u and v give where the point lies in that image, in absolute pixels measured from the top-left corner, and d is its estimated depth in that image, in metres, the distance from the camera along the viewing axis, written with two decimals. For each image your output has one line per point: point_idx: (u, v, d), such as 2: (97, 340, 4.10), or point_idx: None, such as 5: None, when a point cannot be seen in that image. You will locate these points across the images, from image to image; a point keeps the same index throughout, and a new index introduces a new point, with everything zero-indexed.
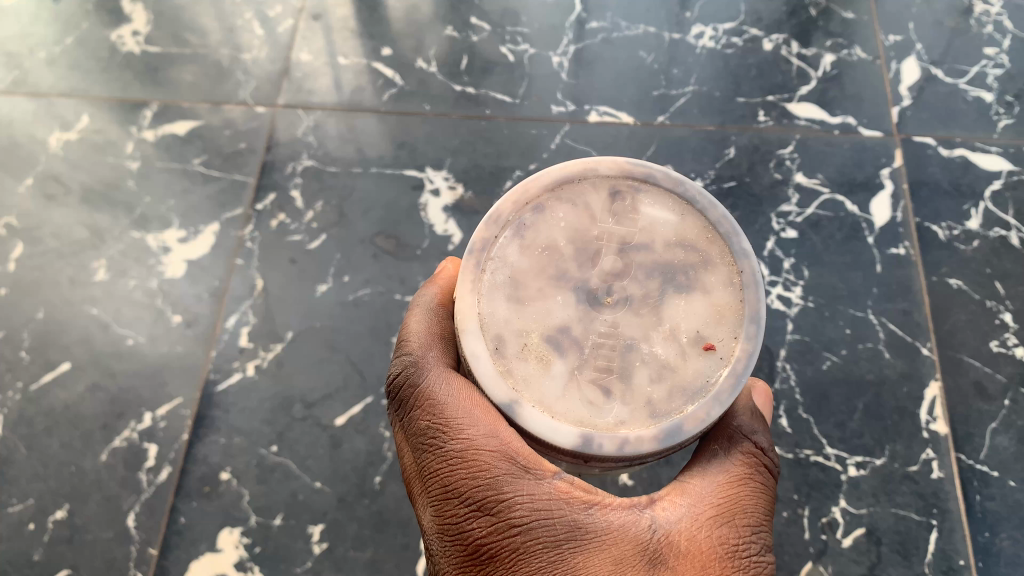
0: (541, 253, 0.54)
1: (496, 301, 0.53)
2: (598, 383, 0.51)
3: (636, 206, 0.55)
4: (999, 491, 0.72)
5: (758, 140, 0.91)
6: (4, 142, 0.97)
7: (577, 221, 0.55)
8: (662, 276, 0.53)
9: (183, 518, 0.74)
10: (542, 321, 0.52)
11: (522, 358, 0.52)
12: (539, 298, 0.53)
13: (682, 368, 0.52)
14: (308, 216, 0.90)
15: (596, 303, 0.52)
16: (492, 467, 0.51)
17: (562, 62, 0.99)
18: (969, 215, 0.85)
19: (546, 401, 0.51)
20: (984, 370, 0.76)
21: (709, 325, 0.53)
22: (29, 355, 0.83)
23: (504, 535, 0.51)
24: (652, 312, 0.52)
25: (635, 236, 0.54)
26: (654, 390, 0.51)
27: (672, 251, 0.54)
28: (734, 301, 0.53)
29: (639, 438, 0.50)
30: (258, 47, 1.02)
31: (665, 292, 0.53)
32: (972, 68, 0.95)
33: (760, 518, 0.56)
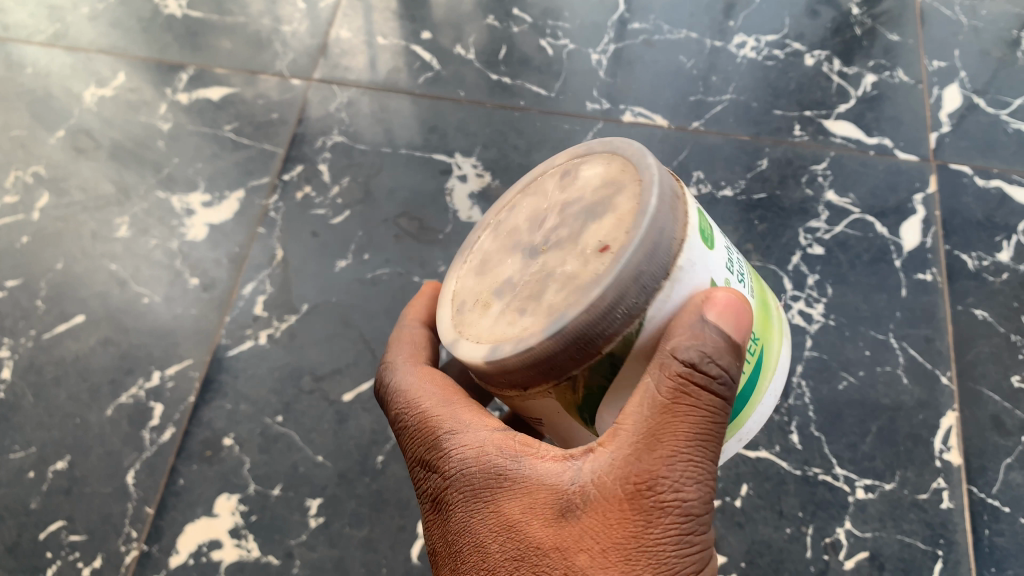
0: (505, 237, 0.48)
1: (467, 280, 0.48)
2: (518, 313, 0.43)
3: (574, 172, 0.46)
4: (1009, 527, 0.69)
5: (792, 154, 0.90)
6: (39, 93, 0.97)
7: (535, 204, 0.48)
8: (581, 205, 0.43)
9: (182, 480, 0.74)
10: (489, 283, 0.46)
11: (469, 308, 0.46)
12: (497, 266, 0.46)
13: (582, 274, 0.40)
14: (333, 191, 0.89)
15: (534, 252, 0.44)
16: (432, 430, 0.50)
17: (600, 60, 0.98)
18: (1000, 247, 0.83)
19: (475, 338, 0.44)
20: (1002, 404, 0.74)
21: (606, 231, 0.40)
22: (45, 304, 0.83)
23: (440, 490, 0.49)
24: (570, 240, 0.42)
25: (573, 194, 0.45)
26: (557, 294, 0.40)
27: (602, 176, 0.44)
28: (586, 240, 0.41)
29: (528, 337, 0.40)
30: (299, 20, 1.03)
31: (580, 230, 0.42)
32: (1015, 100, 0.93)
33: (682, 449, 0.42)
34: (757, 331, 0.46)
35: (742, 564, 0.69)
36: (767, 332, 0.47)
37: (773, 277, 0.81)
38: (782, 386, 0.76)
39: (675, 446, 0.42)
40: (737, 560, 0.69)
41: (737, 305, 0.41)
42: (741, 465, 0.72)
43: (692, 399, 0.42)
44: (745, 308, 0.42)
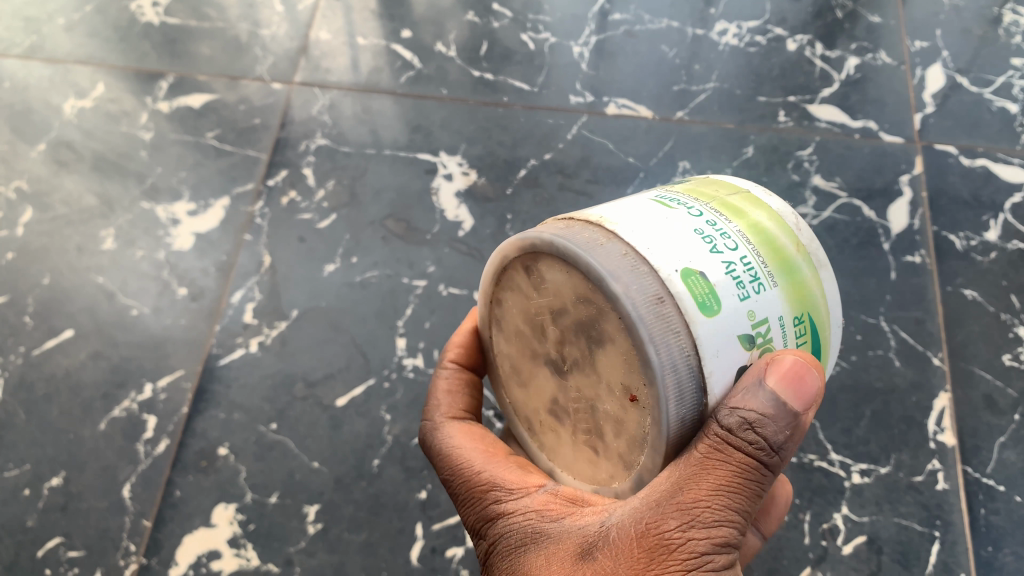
0: (519, 346, 0.52)
1: (515, 391, 0.55)
2: (589, 441, 0.49)
3: (542, 271, 0.47)
4: (1004, 505, 0.69)
5: (776, 141, 0.90)
6: (19, 107, 0.96)
7: (520, 306, 0.50)
8: (600, 316, 0.43)
9: (179, 491, 0.73)
10: (540, 399, 0.52)
11: (545, 432, 0.53)
12: (534, 381, 0.52)
13: (627, 419, 0.44)
14: (319, 195, 0.89)
15: (560, 371, 0.48)
16: (489, 496, 0.53)
17: (583, 52, 0.98)
18: (987, 226, 0.83)
19: (568, 468, 0.52)
20: (994, 383, 0.75)
21: (626, 374, 0.43)
22: (33, 320, 0.82)
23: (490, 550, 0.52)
24: (592, 372, 0.46)
25: (557, 302, 0.46)
26: (618, 442, 0.46)
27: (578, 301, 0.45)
28: (629, 345, 0.42)
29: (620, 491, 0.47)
30: (278, 23, 1.03)
31: (591, 351, 0.45)
32: (998, 77, 0.94)
33: (712, 503, 0.42)
34: (794, 311, 0.44)
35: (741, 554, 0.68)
36: (805, 298, 0.45)
37: None
38: None
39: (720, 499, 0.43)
40: None
41: (807, 376, 0.43)
42: None
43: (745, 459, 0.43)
44: (811, 368, 0.43)
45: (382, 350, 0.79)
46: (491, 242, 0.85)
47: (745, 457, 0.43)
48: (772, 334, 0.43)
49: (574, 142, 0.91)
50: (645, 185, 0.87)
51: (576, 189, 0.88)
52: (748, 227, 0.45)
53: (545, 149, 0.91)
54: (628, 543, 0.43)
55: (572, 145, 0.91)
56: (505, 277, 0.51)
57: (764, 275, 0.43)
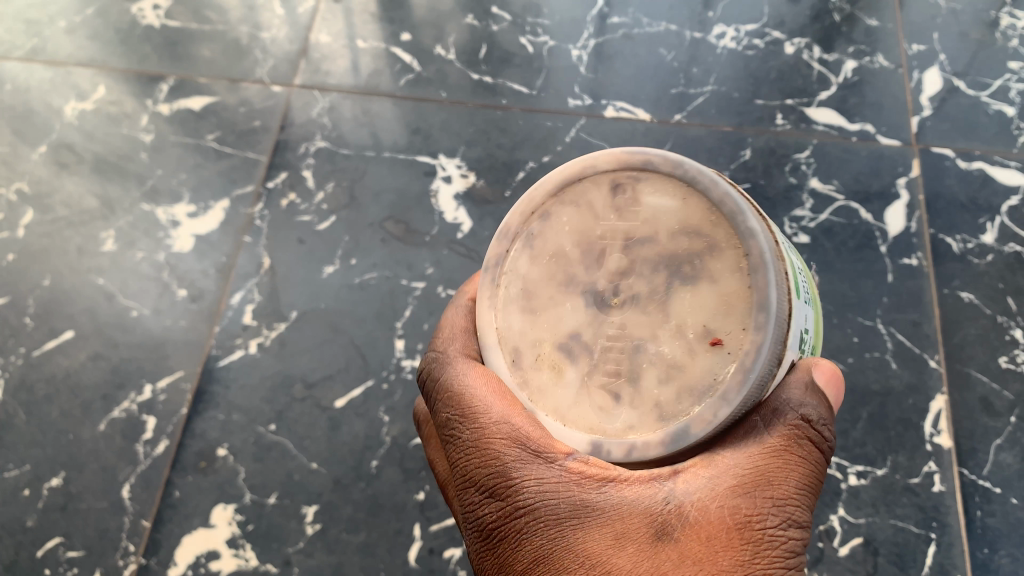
0: (550, 261, 0.52)
1: (513, 316, 0.53)
2: (608, 387, 0.48)
3: (640, 197, 0.50)
4: (1001, 507, 0.70)
5: (774, 143, 0.90)
6: (20, 109, 0.97)
7: (578, 222, 0.51)
8: (709, 250, 0.47)
9: (178, 492, 0.74)
10: (550, 332, 0.51)
11: (536, 368, 0.51)
12: (550, 307, 0.51)
13: (689, 367, 0.46)
14: (318, 197, 0.89)
15: (604, 304, 0.49)
16: (503, 455, 0.50)
17: (581, 55, 0.98)
18: (984, 229, 0.84)
19: (556, 411, 0.50)
20: (991, 385, 0.75)
21: (716, 317, 0.46)
22: (34, 321, 0.83)
23: (512, 517, 0.49)
24: (658, 311, 0.47)
25: (646, 227, 0.49)
26: (660, 392, 0.47)
27: (680, 237, 0.48)
28: (743, 285, 0.46)
29: (646, 443, 0.47)
30: (278, 26, 1.03)
31: (671, 286, 0.47)
32: (995, 81, 0.94)
33: (795, 495, 0.47)
34: (816, 338, 0.51)
35: None
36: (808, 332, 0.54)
37: None
38: None
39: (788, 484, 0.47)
40: None
41: (836, 385, 0.51)
42: None
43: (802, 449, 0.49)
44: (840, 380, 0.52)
45: (381, 351, 0.80)
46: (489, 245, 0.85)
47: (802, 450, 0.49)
48: (807, 343, 0.50)
49: (573, 145, 0.92)
50: None
51: None
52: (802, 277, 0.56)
53: (543, 151, 0.91)
54: (719, 524, 0.46)
55: (571, 148, 0.91)
56: (581, 189, 0.52)
57: (807, 297, 0.51)
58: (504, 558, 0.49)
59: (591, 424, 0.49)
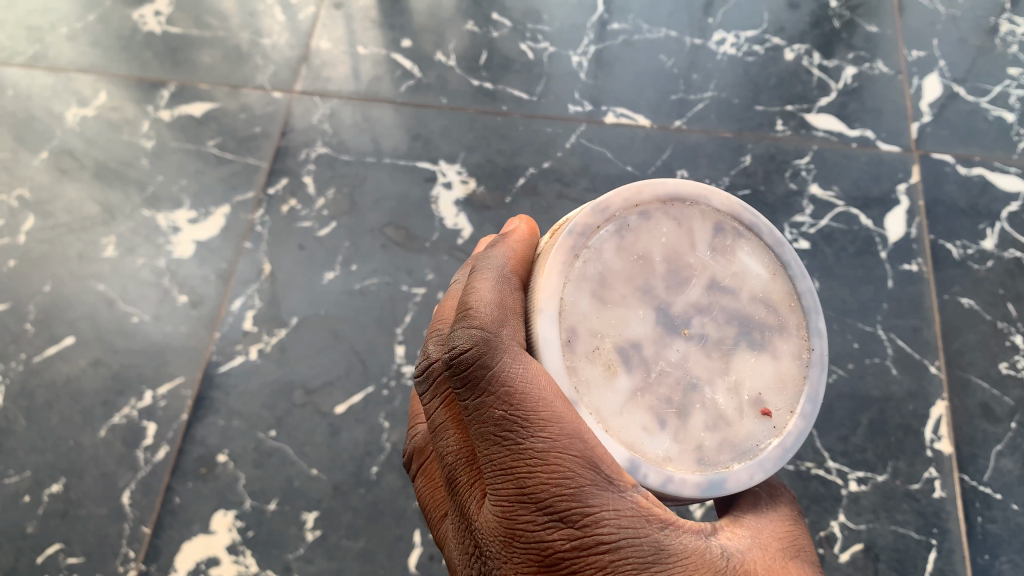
0: (635, 260, 0.49)
1: (580, 295, 0.48)
2: (655, 411, 0.47)
3: (736, 250, 0.51)
4: (1001, 513, 0.70)
5: (774, 149, 0.90)
6: (22, 115, 0.97)
7: (676, 238, 0.50)
8: (779, 329, 0.51)
9: (178, 498, 0.74)
10: (615, 330, 0.48)
11: (590, 359, 0.47)
12: (618, 304, 0.48)
13: (737, 426, 0.49)
14: (319, 203, 0.90)
15: (672, 330, 0.48)
16: (579, 476, 0.42)
17: (581, 62, 0.98)
18: (984, 235, 0.84)
19: (599, 413, 0.47)
20: (991, 391, 0.75)
21: (771, 390, 0.50)
22: (34, 327, 0.83)
23: (591, 552, 0.41)
24: (722, 357, 0.49)
25: (731, 279, 0.51)
26: (706, 436, 0.48)
27: (759, 305, 0.51)
28: (801, 374, 0.51)
29: (683, 479, 0.47)
30: (278, 32, 1.03)
31: (739, 342, 0.49)
32: (994, 87, 0.94)
33: (812, 562, 0.52)
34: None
35: None
36: None
37: None
38: None
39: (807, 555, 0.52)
40: None
41: None
42: None
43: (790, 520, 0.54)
44: None
45: (381, 357, 0.80)
46: None
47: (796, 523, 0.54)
48: None
49: (573, 151, 0.92)
50: None
51: (574, 198, 0.89)
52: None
53: (543, 157, 0.92)
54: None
55: (571, 154, 0.92)
56: (677, 207, 0.51)
57: None
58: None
59: (635, 438, 0.47)
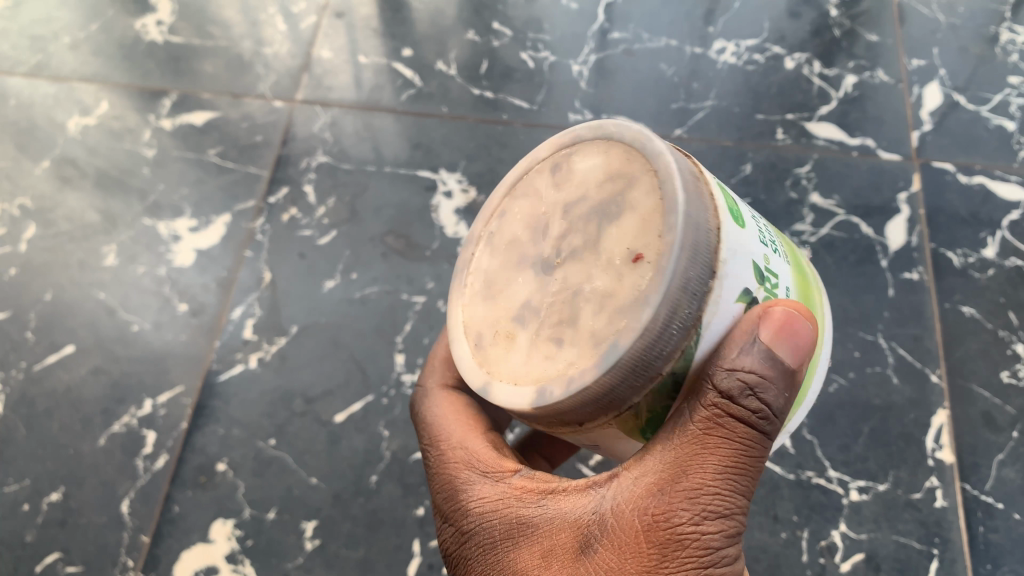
0: (507, 249, 0.47)
1: (475, 304, 0.47)
2: (552, 334, 0.41)
3: (571, 164, 0.45)
4: (1004, 523, 0.69)
5: (774, 158, 0.90)
6: (24, 124, 0.97)
7: (528, 206, 0.47)
8: (627, 185, 0.41)
9: (177, 507, 0.73)
10: (506, 308, 0.45)
11: (494, 344, 0.45)
12: (505, 290, 0.46)
13: (618, 291, 0.39)
14: (320, 211, 0.90)
15: (547, 266, 0.43)
16: (456, 476, 0.53)
17: (582, 70, 0.99)
18: (985, 243, 0.84)
19: (509, 378, 0.43)
20: (992, 400, 0.74)
21: (638, 235, 0.39)
22: (35, 336, 0.83)
23: (458, 541, 0.51)
24: (590, 248, 0.41)
25: (577, 190, 0.44)
26: (593, 321, 0.40)
27: (602, 190, 0.42)
28: (656, 202, 0.40)
29: (578, 380, 0.39)
30: (280, 41, 1.04)
31: (600, 226, 0.41)
32: (995, 96, 0.94)
33: (716, 482, 0.42)
34: (799, 293, 0.44)
35: None
36: (806, 286, 0.46)
37: None
38: None
39: (689, 471, 0.42)
40: None
41: (801, 324, 0.41)
42: None
43: (709, 422, 0.41)
44: (804, 324, 0.42)
45: (381, 365, 0.79)
46: None
47: (711, 427, 0.41)
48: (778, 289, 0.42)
49: None
50: None
51: None
52: (790, 249, 0.47)
53: None
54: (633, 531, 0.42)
55: None
56: (525, 188, 0.48)
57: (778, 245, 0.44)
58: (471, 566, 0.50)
59: (539, 368, 0.41)
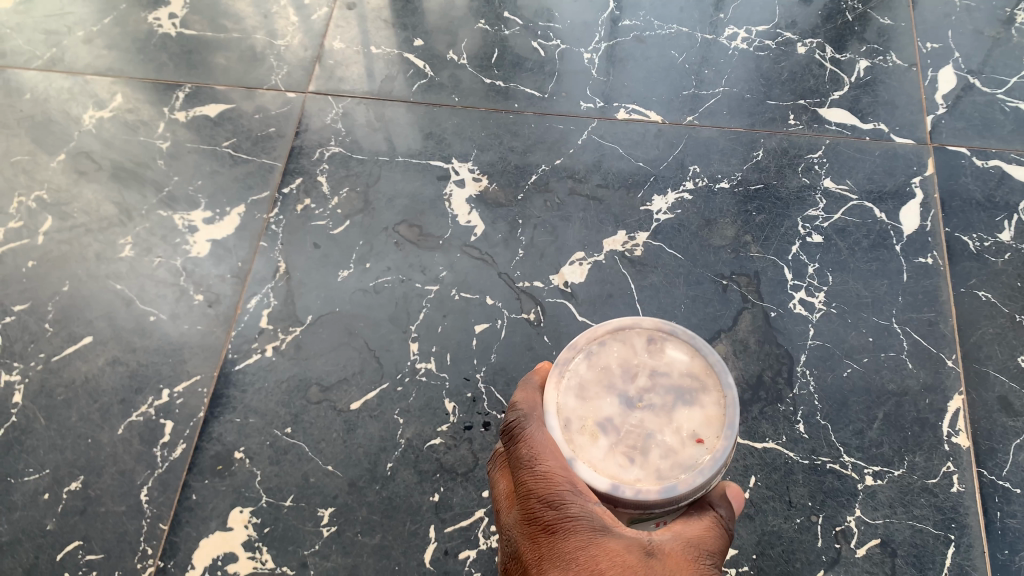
0: (599, 367, 0.51)
1: (562, 395, 0.51)
2: (625, 455, 0.47)
3: (666, 344, 0.52)
4: (1021, 508, 0.69)
5: (787, 144, 0.90)
6: (39, 118, 0.98)
7: (622, 350, 0.52)
8: (703, 387, 0.50)
9: (195, 495, 0.74)
10: (592, 411, 0.49)
11: (575, 433, 0.49)
12: (592, 394, 0.50)
13: (682, 452, 0.47)
14: (333, 202, 0.90)
15: (630, 401, 0.49)
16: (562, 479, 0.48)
17: (593, 59, 0.99)
18: (1001, 227, 0.83)
19: (587, 465, 0.48)
20: (1009, 384, 0.74)
21: (704, 425, 0.48)
22: (52, 327, 0.84)
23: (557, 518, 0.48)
24: (667, 409, 0.49)
25: (666, 362, 0.51)
26: (661, 461, 0.47)
27: (687, 373, 0.51)
28: (723, 413, 0.49)
29: (646, 494, 0.46)
30: (292, 33, 1.04)
31: (678, 400, 0.49)
32: (1011, 78, 0.93)
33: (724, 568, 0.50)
34: None
35: (753, 556, 0.68)
36: None
37: (773, 267, 0.82)
38: (786, 376, 0.75)
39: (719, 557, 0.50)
40: (748, 552, 0.68)
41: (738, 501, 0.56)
42: (749, 458, 0.71)
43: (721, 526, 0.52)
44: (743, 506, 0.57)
45: (396, 354, 0.80)
46: (503, 247, 0.86)
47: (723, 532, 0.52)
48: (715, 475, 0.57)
49: (585, 147, 0.92)
50: (655, 190, 0.88)
51: (587, 193, 0.89)
52: None
53: (555, 154, 0.92)
54: (691, 566, 0.47)
55: (583, 151, 0.92)
56: (623, 332, 0.53)
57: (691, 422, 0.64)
58: (554, 549, 0.47)
59: (614, 472, 0.47)
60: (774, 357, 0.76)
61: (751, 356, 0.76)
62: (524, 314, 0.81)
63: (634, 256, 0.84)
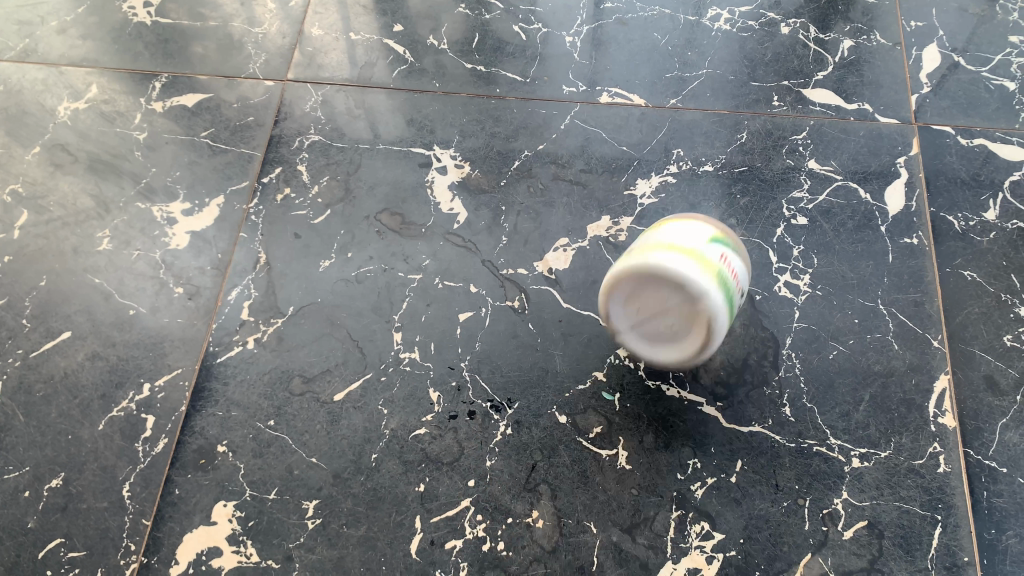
0: (631, 300, 0.70)
1: (613, 306, 0.72)
2: (643, 325, 0.71)
3: (664, 279, 0.67)
4: (1007, 487, 0.69)
5: (771, 125, 0.89)
6: (13, 110, 0.96)
7: (639, 305, 0.70)
8: (698, 299, 0.66)
9: (178, 489, 0.73)
10: (637, 309, 0.70)
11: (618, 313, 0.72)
12: (630, 297, 0.70)
13: (695, 319, 0.68)
14: (314, 191, 0.89)
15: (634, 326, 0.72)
16: None
17: (575, 42, 0.98)
18: (986, 206, 0.83)
19: (615, 315, 0.72)
20: (995, 364, 0.74)
21: (689, 324, 0.69)
22: (30, 323, 0.82)
23: None
24: (660, 308, 0.69)
25: (668, 305, 0.68)
26: (661, 329, 0.71)
27: (685, 267, 0.66)
28: (708, 318, 0.67)
29: (663, 344, 0.71)
30: (270, 20, 1.03)
31: (674, 307, 0.68)
32: (996, 56, 0.93)
33: None
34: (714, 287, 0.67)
35: (740, 540, 0.68)
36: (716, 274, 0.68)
37: (758, 250, 0.81)
38: (772, 359, 0.75)
39: None
40: (735, 537, 0.68)
41: None
42: (735, 442, 0.71)
43: None
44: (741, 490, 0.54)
45: (379, 344, 0.79)
46: (487, 235, 0.85)
47: None
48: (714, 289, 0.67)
49: (568, 132, 0.91)
50: (639, 174, 0.87)
51: (570, 178, 0.88)
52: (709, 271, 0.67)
53: (537, 140, 0.91)
54: None
55: (566, 136, 0.91)
56: (646, 284, 0.68)
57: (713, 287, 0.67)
58: None
59: (637, 343, 0.72)
60: (759, 340, 0.76)
61: (736, 340, 0.76)
62: (508, 302, 0.80)
63: (618, 242, 0.83)
